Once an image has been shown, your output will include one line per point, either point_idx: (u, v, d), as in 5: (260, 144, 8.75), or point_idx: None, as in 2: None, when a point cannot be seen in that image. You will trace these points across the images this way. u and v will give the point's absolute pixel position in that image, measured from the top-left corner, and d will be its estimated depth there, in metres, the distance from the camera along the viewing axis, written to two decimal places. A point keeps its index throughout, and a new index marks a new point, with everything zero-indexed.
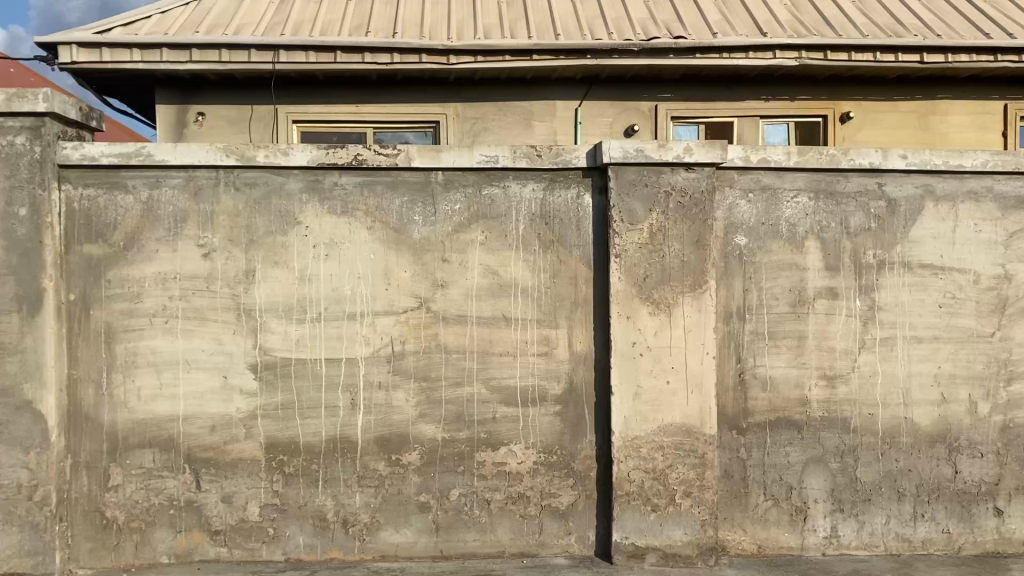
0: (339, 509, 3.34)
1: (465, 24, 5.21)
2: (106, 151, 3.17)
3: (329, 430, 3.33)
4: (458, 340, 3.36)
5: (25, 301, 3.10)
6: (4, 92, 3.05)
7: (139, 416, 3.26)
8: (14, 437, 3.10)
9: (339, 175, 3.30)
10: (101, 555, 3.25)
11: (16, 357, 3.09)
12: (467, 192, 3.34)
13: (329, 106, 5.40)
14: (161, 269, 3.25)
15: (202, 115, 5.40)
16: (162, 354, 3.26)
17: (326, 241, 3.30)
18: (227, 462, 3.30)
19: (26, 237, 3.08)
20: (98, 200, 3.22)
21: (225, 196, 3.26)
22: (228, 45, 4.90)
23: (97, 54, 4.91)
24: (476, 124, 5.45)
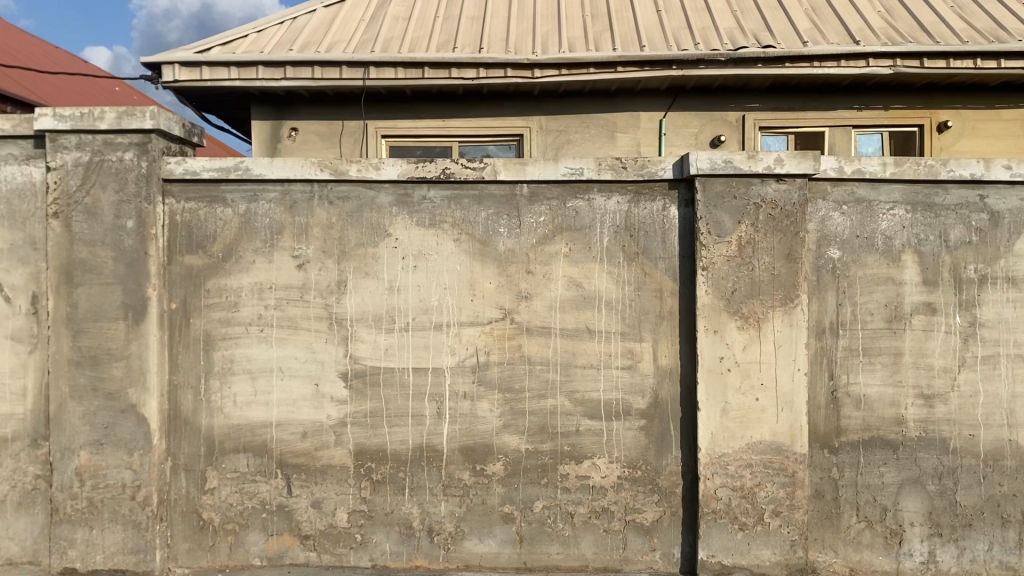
0: (425, 518, 3.39)
1: (550, 37, 5.24)
2: (208, 166, 3.30)
3: (415, 438, 3.38)
4: (543, 352, 3.37)
5: (131, 309, 3.25)
6: (115, 110, 3.21)
7: (235, 421, 3.37)
8: (120, 439, 3.25)
9: (427, 188, 3.35)
10: (197, 555, 3.38)
11: (122, 362, 3.25)
12: (552, 205, 3.35)
13: (416, 121, 5.51)
14: (257, 280, 3.35)
15: (295, 130, 5.58)
16: (257, 361, 3.37)
17: (414, 252, 3.36)
18: (318, 468, 3.38)
19: (133, 248, 3.25)
20: (199, 213, 3.35)
21: (320, 210, 3.35)
22: (321, 63, 5.06)
23: (198, 72, 5.14)
24: (560, 136, 5.47)
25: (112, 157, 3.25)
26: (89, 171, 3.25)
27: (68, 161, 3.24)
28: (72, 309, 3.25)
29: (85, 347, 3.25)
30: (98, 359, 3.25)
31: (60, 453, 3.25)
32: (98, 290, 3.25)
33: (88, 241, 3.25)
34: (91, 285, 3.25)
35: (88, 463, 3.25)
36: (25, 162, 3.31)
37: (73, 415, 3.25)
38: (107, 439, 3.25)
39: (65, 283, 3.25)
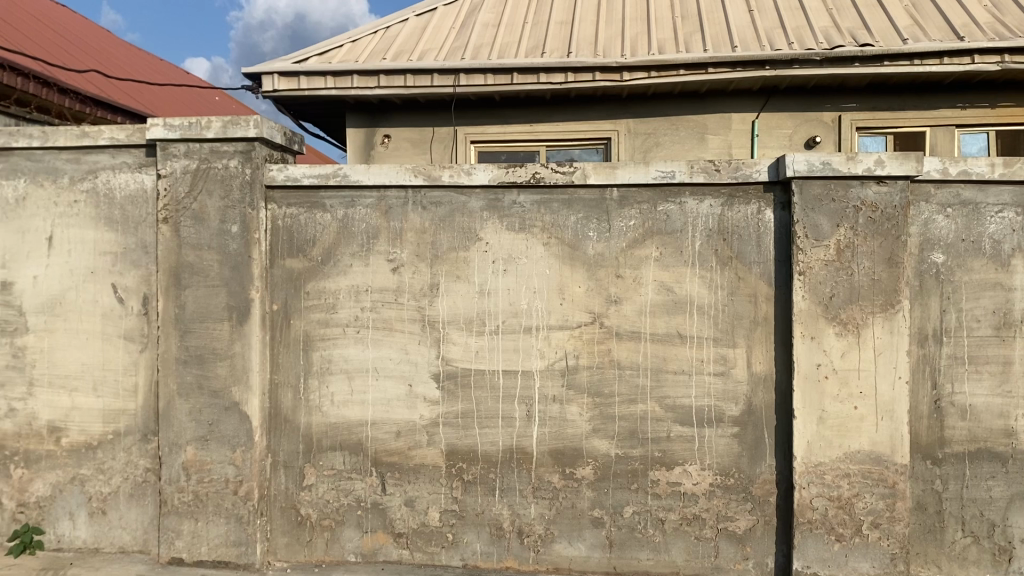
0: (515, 519, 3.41)
1: (639, 40, 5.22)
2: (308, 173, 3.41)
3: (506, 440, 3.41)
4: (634, 357, 3.35)
5: (235, 311, 3.38)
6: (221, 119, 3.34)
7: (331, 420, 3.47)
8: (224, 435, 3.39)
9: (517, 193, 3.38)
10: (296, 550, 3.49)
11: (226, 361, 3.38)
12: (643, 208, 3.33)
13: (505, 126, 5.55)
14: (353, 283, 3.45)
15: (388, 137, 5.71)
16: (353, 362, 3.46)
17: (505, 256, 3.39)
18: (411, 467, 3.45)
19: (237, 251, 3.38)
20: (299, 218, 3.46)
21: (414, 214, 3.42)
22: (413, 70, 5.16)
23: (295, 82, 5.33)
24: (648, 139, 5.43)
25: (218, 164, 3.40)
26: (197, 178, 3.40)
27: (177, 168, 3.41)
28: (180, 310, 3.41)
29: (192, 347, 3.40)
30: (204, 358, 3.39)
31: (169, 447, 3.42)
32: (204, 291, 3.39)
33: (195, 245, 3.40)
34: (198, 287, 3.40)
35: (194, 458, 3.40)
36: (138, 170, 3.49)
37: (180, 412, 3.41)
38: (212, 435, 3.39)
39: (174, 285, 3.41)
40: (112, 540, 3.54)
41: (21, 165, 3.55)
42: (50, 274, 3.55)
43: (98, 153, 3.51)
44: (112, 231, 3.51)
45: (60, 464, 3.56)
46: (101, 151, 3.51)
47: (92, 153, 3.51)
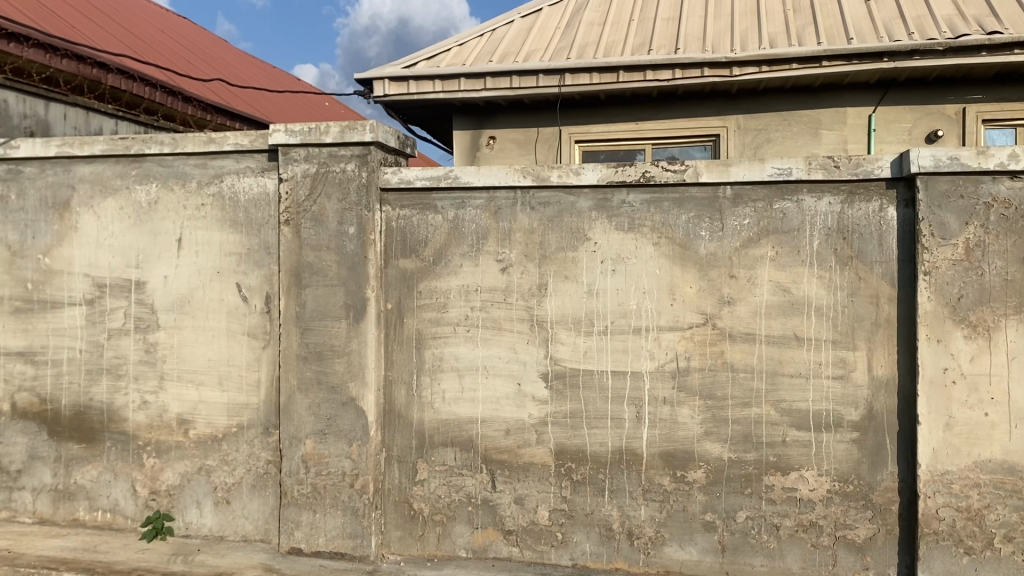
0: (625, 521, 3.39)
1: (749, 35, 5.11)
2: (420, 175, 3.48)
3: (615, 441, 3.39)
4: (747, 359, 3.28)
5: (352, 309, 3.49)
6: (339, 124, 3.45)
7: (443, 417, 3.53)
8: (342, 429, 3.50)
9: (627, 193, 3.36)
10: (409, 544, 3.56)
11: (344, 358, 3.49)
12: (758, 207, 3.26)
13: (610, 125, 5.53)
14: (464, 283, 3.50)
15: (493, 138, 5.78)
16: (464, 360, 3.51)
17: (614, 256, 3.38)
18: (520, 465, 3.47)
19: (354, 252, 3.48)
20: (412, 219, 3.54)
21: (523, 215, 3.44)
22: (519, 72, 5.20)
23: (405, 87, 5.47)
24: (759, 136, 5.31)
25: (336, 168, 3.51)
26: (316, 181, 3.52)
27: (297, 172, 3.54)
28: (300, 308, 3.53)
29: (311, 344, 3.52)
30: (322, 355, 3.51)
31: (289, 440, 3.55)
32: (323, 290, 3.51)
33: (315, 246, 3.52)
34: (317, 287, 3.52)
35: (313, 451, 3.53)
36: (261, 174, 3.64)
37: (300, 406, 3.54)
38: (330, 430, 3.51)
39: (295, 284, 3.54)
40: (236, 529, 3.70)
41: (153, 171, 3.75)
42: (180, 274, 3.74)
43: (223, 158, 3.67)
44: (236, 233, 3.67)
45: (188, 454, 3.75)
46: (227, 157, 3.67)
47: (218, 158, 3.68)
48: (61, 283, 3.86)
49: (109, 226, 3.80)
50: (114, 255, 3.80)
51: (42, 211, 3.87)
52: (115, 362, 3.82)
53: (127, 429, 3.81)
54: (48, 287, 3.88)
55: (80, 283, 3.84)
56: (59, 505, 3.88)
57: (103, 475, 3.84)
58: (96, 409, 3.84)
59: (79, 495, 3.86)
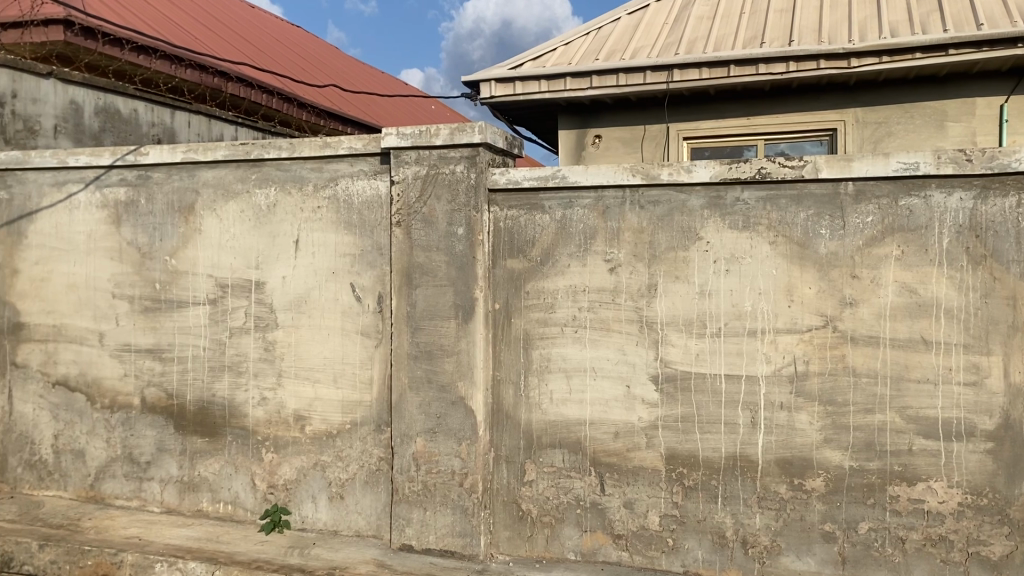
0: (739, 529, 3.29)
1: (869, 24, 4.89)
2: (528, 175, 3.47)
3: (729, 447, 3.30)
4: (870, 363, 3.13)
5: (461, 309, 3.52)
6: (449, 126, 3.48)
7: (551, 418, 3.51)
8: (451, 428, 3.53)
9: (741, 190, 3.26)
10: (518, 544, 3.56)
11: (453, 358, 3.52)
12: (882, 203, 3.10)
13: (720, 122, 5.40)
14: (572, 283, 3.47)
15: (599, 137, 5.74)
16: (572, 361, 3.48)
17: (727, 256, 3.28)
18: (630, 469, 3.41)
19: (463, 252, 3.51)
20: (520, 219, 3.53)
21: (632, 214, 3.38)
22: (626, 69, 5.14)
23: (511, 87, 5.50)
24: (879, 129, 5.08)
25: (446, 170, 3.53)
26: (426, 183, 3.56)
27: (408, 175, 3.59)
28: (411, 308, 3.59)
29: (421, 343, 3.57)
30: (432, 354, 3.55)
31: (401, 438, 3.61)
32: (432, 291, 3.55)
33: (425, 246, 3.56)
34: (427, 287, 3.56)
35: (424, 449, 3.58)
36: (373, 176, 3.71)
37: (411, 404, 3.59)
38: (440, 428, 3.55)
39: (406, 285, 3.60)
40: (349, 524, 3.79)
41: (272, 175, 3.87)
42: (297, 275, 3.85)
43: (338, 162, 3.76)
44: (350, 235, 3.75)
45: (304, 449, 3.86)
46: (341, 160, 3.76)
47: (333, 162, 3.77)
48: (187, 283, 4.04)
49: (231, 228, 3.95)
50: (236, 256, 3.94)
51: (169, 214, 4.05)
52: (236, 359, 3.97)
53: (246, 424, 3.95)
54: (174, 287, 4.06)
55: (204, 283, 4.01)
56: (184, 495, 4.06)
57: (225, 468, 3.99)
58: (218, 404, 4.00)
59: (203, 487, 4.03)
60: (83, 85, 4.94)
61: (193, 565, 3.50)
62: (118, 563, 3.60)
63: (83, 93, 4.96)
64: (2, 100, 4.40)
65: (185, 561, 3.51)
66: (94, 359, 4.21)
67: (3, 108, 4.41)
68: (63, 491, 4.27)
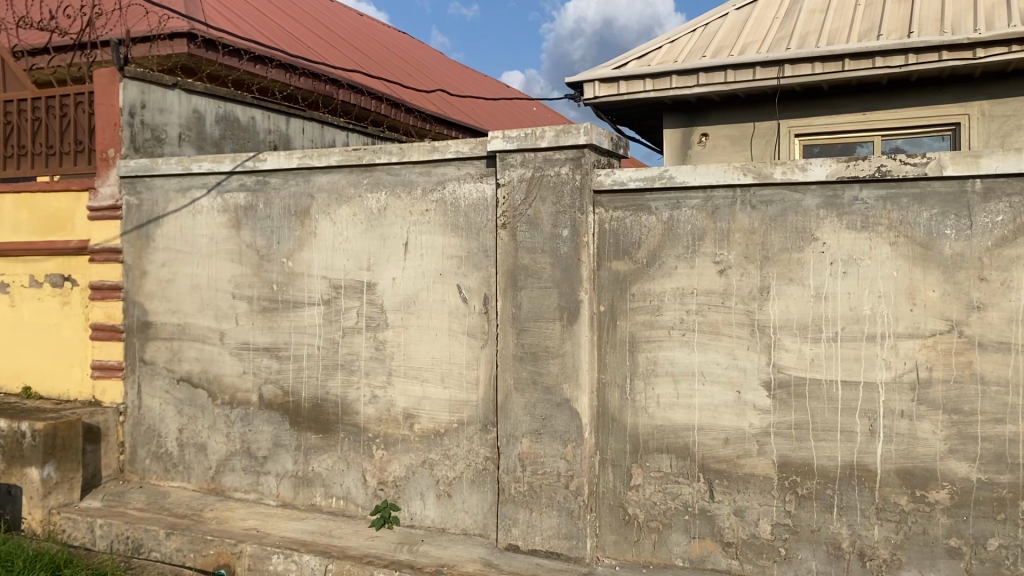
0: (856, 540, 3.17)
1: (997, 11, 4.64)
2: (634, 175, 3.43)
3: (846, 455, 3.18)
4: (999, 371, 2.97)
5: (566, 311, 3.51)
6: (554, 128, 3.48)
7: (658, 422, 3.46)
8: (557, 430, 3.53)
9: (859, 189, 3.14)
10: (624, 549, 3.54)
11: (558, 359, 3.52)
12: (1013, 202, 2.94)
13: (834, 117, 5.22)
14: (680, 285, 3.41)
15: (706, 136, 5.63)
16: (680, 364, 3.43)
17: (844, 257, 3.16)
18: (741, 476, 3.33)
19: (568, 254, 3.50)
20: (626, 221, 3.50)
21: (743, 214, 3.30)
22: (734, 66, 5.04)
23: (615, 87, 5.47)
24: (1007, 122, 4.80)
25: (551, 171, 3.54)
26: (531, 185, 3.57)
27: (514, 177, 3.60)
28: (516, 309, 3.61)
29: (527, 344, 3.58)
30: (538, 356, 3.56)
31: (507, 438, 3.64)
32: (538, 293, 3.56)
33: (530, 248, 3.57)
34: (532, 289, 3.57)
35: (530, 450, 3.59)
36: (479, 179, 3.75)
37: (517, 405, 3.61)
38: (546, 430, 3.56)
39: (511, 286, 3.62)
40: (456, 522, 3.84)
41: (383, 179, 3.97)
42: (406, 276, 3.93)
43: (445, 166, 3.82)
44: (456, 237, 3.80)
45: (413, 447, 3.93)
46: (449, 164, 3.81)
47: (441, 166, 3.83)
48: (302, 284, 4.17)
49: (343, 231, 4.06)
50: (348, 258, 4.05)
51: (286, 218, 4.20)
52: (348, 358, 4.08)
53: (358, 422, 4.05)
54: (290, 288, 4.20)
55: (318, 284, 4.14)
56: (299, 490, 4.20)
57: (337, 464, 4.10)
58: (331, 402, 4.12)
59: (316, 482, 4.16)
60: (205, 94, 5.18)
61: (308, 558, 3.61)
62: (238, 553, 3.76)
63: (204, 102, 5.20)
64: (132, 111, 4.66)
65: (299, 554, 3.63)
66: (216, 357, 4.40)
67: (133, 119, 4.67)
68: (187, 482, 4.48)
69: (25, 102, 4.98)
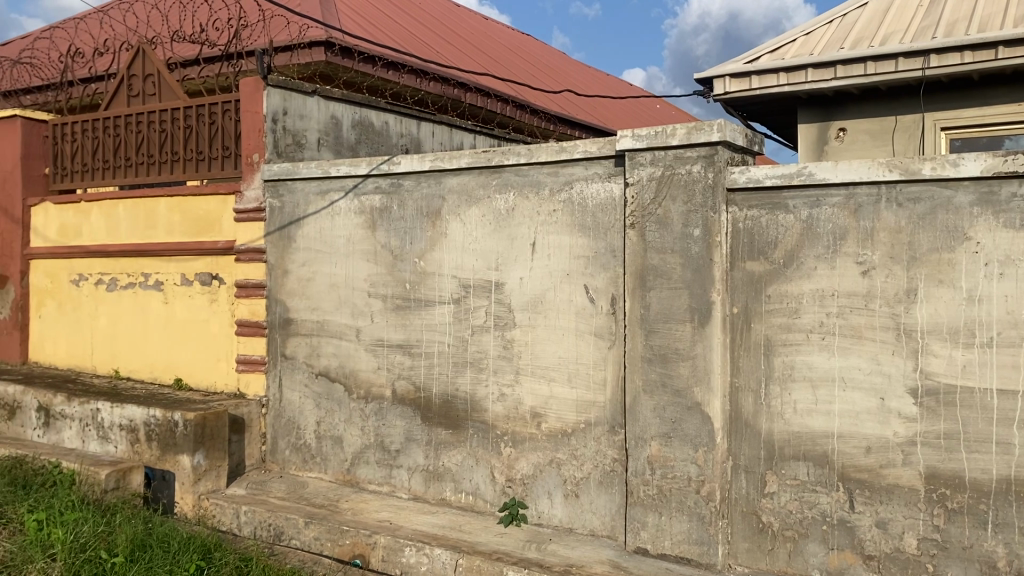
0: (1013, 560, 2.97)
1: None
2: (770, 173, 3.34)
3: (1001, 469, 2.98)
4: None
5: (697, 313, 3.45)
6: (686, 126, 3.42)
7: (795, 429, 3.35)
8: (687, 434, 3.47)
9: (1018, 184, 2.93)
10: (757, 557, 3.44)
11: (688, 362, 3.46)
12: None
13: (985, 109, 5.02)
14: (819, 287, 3.29)
15: (843, 131, 5.51)
16: (819, 369, 3.30)
17: (1001, 258, 2.96)
18: (884, 487, 3.18)
19: (700, 254, 3.43)
20: (761, 220, 3.40)
21: (888, 213, 3.15)
22: (875, 57, 4.85)
23: (747, 83, 5.37)
24: None
25: (682, 170, 3.47)
26: (662, 184, 3.52)
27: (643, 177, 3.57)
28: (645, 311, 3.57)
29: (656, 346, 3.54)
30: (667, 358, 3.51)
31: (636, 441, 3.61)
32: (668, 293, 3.51)
33: (660, 248, 3.53)
34: (662, 290, 3.52)
35: (659, 453, 3.55)
36: (608, 179, 3.73)
37: (646, 408, 3.58)
38: (676, 433, 3.50)
39: (640, 287, 3.59)
40: (584, 523, 3.84)
41: (511, 180, 4.01)
42: (534, 276, 3.95)
43: (574, 166, 3.82)
44: (584, 237, 3.80)
45: (541, 446, 3.95)
46: (578, 164, 3.81)
47: (569, 166, 3.83)
48: (433, 283, 4.27)
49: (473, 232, 4.13)
50: (477, 258, 4.11)
51: (418, 219, 4.31)
52: (477, 356, 4.13)
53: (486, 419, 4.11)
54: (422, 287, 4.31)
55: (449, 283, 4.22)
56: (430, 484, 4.29)
57: (466, 460, 4.17)
58: (461, 399, 4.19)
59: (446, 477, 4.24)
60: (342, 100, 5.38)
61: (439, 552, 3.68)
62: (372, 544, 3.88)
63: (342, 108, 5.39)
64: (274, 118, 4.88)
65: (431, 547, 3.71)
66: (352, 353, 4.56)
67: (275, 125, 4.89)
68: (324, 473, 4.66)
69: (178, 111, 5.30)
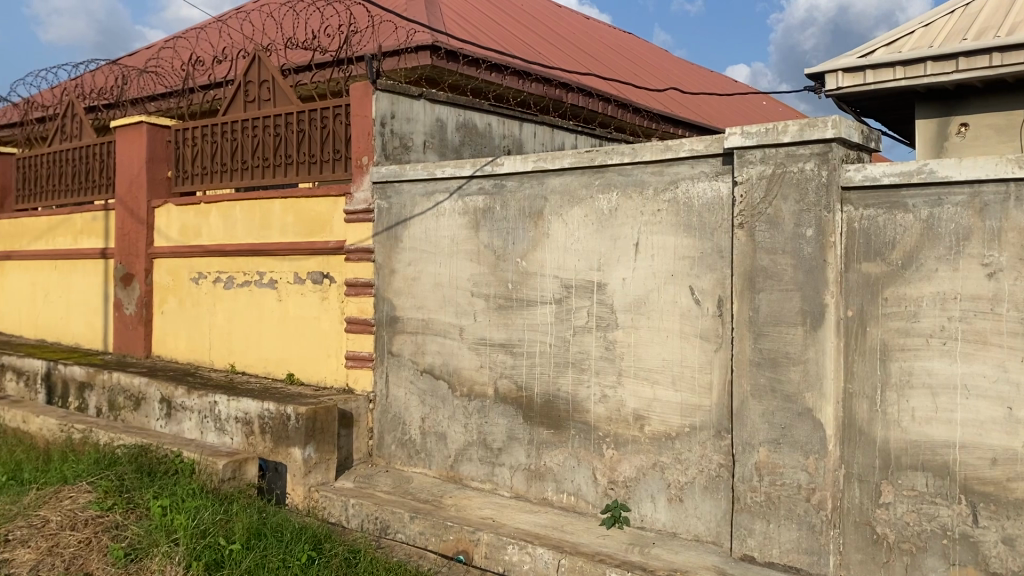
0: None
1: None
2: (888, 170, 3.21)
3: None
4: None
5: (809, 315, 3.35)
6: (799, 123, 3.33)
7: (913, 437, 3.21)
8: (798, 440, 3.38)
9: None
10: (871, 569, 3.31)
11: (800, 366, 3.37)
12: None
13: None
14: (940, 289, 3.14)
15: (966, 126, 5.27)
16: (939, 376, 3.16)
17: None
18: (1012, 501, 3.01)
19: (812, 255, 3.34)
20: (878, 219, 3.27)
21: (1017, 212, 2.99)
22: (1002, 48, 4.61)
23: (861, 77, 5.20)
24: None
25: (794, 168, 3.38)
26: (772, 182, 3.44)
27: (753, 175, 3.49)
28: (754, 313, 3.49)
29: (765, 350, 3.46)
30: (777, 362, 3.43)
31: (743, 446, 3.54)
32: (778, 295, 3.42)
33: (770, 248, 3.44)
34: (772, 291, 3.44)
35: (767, 459, 3.47)
36: (715, 178, 3.66)
37: (754, 412, 3.50)
38: (785, 439, 3.42)
39: (749, 289, 3.51)
40: (688, 528, 3.78)
41: (615, 180, 3.98)
42: (638, 276, 3.91)
43: (679, 165, 3.76)
44: (689, 237, 3.74)
45: (644, 449, 3.91)
46: (683, 163, 3.75)
47: (674, 165, 3.78)
48: (535, 284, 4.28)
49: (576, 232, 4.12)
50: (580, 258, 4.11)
51: (521, 220, 4.33)
52: (579, 357, 4.13)
53: (588, 419, 4.09)
54: (525, 287, 4.33)
55: (551, 283, 4.22)
56: (531, 483, 4.31)
57: (568, 460, 4.17)
58: (562, 399, 4.19)
59: (548, 477, 4.25)
60: (447, 103, 5.45)
61: (541, 551, 3.70)
62: (475, 541, 3.92)
63: (447, 110, 5.47)
64: (383, 121, 5.00)
65: (533, 546, 3.73)
66: (456, 352, 4.62)
67: (384, 128, 5.01)
68: (428, 469, 4.74)
69: (292, 115, 5.49)
